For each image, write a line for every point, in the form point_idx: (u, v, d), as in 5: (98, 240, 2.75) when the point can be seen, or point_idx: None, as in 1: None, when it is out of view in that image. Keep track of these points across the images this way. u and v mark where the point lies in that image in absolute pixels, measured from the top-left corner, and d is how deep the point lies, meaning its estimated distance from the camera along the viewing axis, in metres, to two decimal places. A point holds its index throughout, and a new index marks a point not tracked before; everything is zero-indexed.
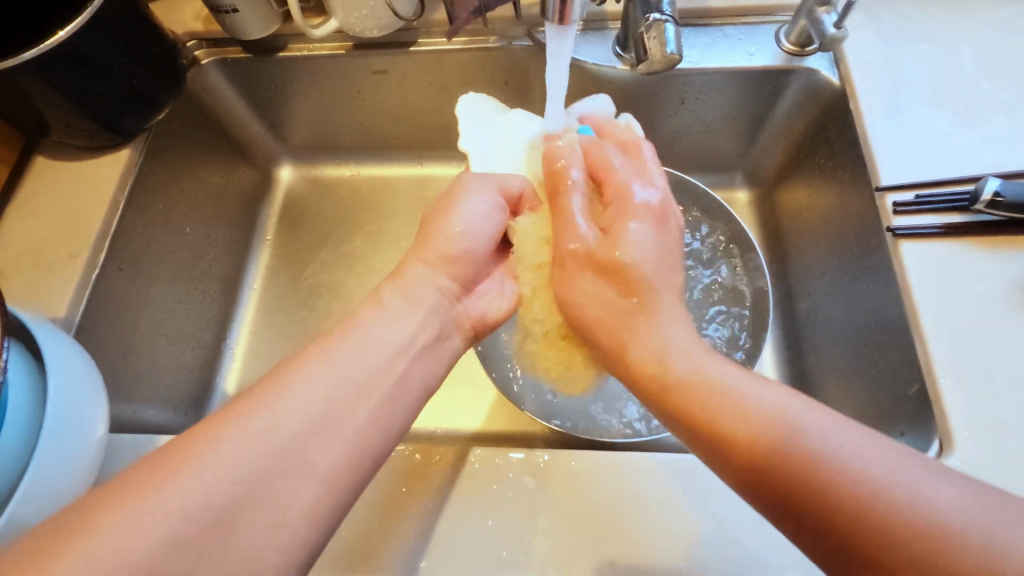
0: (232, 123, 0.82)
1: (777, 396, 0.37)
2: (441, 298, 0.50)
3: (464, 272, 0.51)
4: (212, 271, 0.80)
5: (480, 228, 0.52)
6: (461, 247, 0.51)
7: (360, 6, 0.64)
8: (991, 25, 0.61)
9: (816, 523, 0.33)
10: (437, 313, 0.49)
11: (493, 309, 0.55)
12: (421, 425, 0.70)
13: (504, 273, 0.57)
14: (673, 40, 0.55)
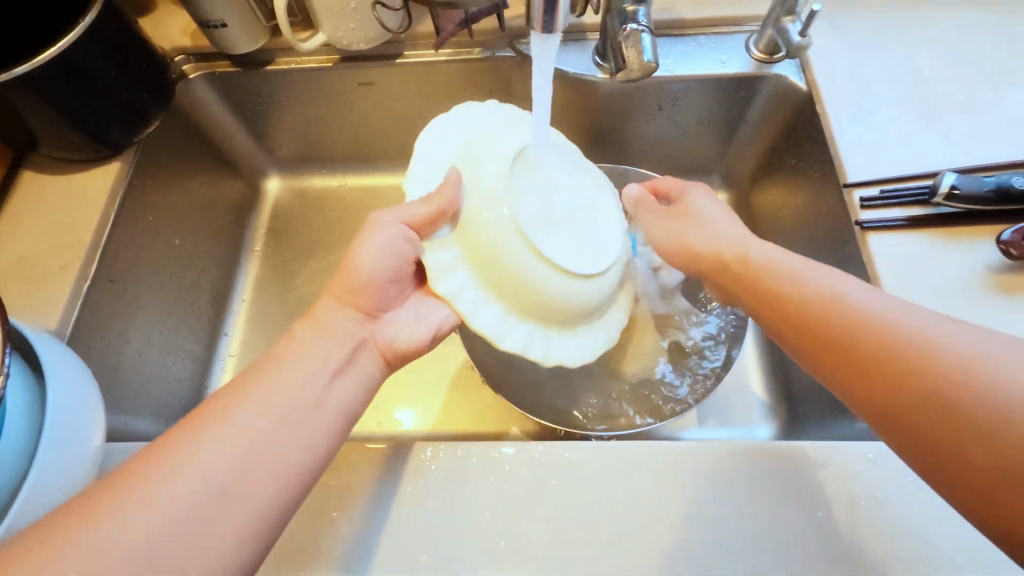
0: (220, 136, 0.82)
1: (879, 294, 0.42)
2: (352, 321, 0.51)
3: (365, 301, 0.52)
4: (201, 283, 0.80)
5: (377, 266, 0.51)
6: (360, 281, 0.51)
7: (348, 19, 0.66)
8: (944, 32, 0.65)
9: (902, 402, 0.37)
10: (353, 335, 0.50)
11: (404, 338, 0.54)
12: (419, 427, 0.72)
13: (423, 303, 0.56)
14: (649, 49, 0.58)
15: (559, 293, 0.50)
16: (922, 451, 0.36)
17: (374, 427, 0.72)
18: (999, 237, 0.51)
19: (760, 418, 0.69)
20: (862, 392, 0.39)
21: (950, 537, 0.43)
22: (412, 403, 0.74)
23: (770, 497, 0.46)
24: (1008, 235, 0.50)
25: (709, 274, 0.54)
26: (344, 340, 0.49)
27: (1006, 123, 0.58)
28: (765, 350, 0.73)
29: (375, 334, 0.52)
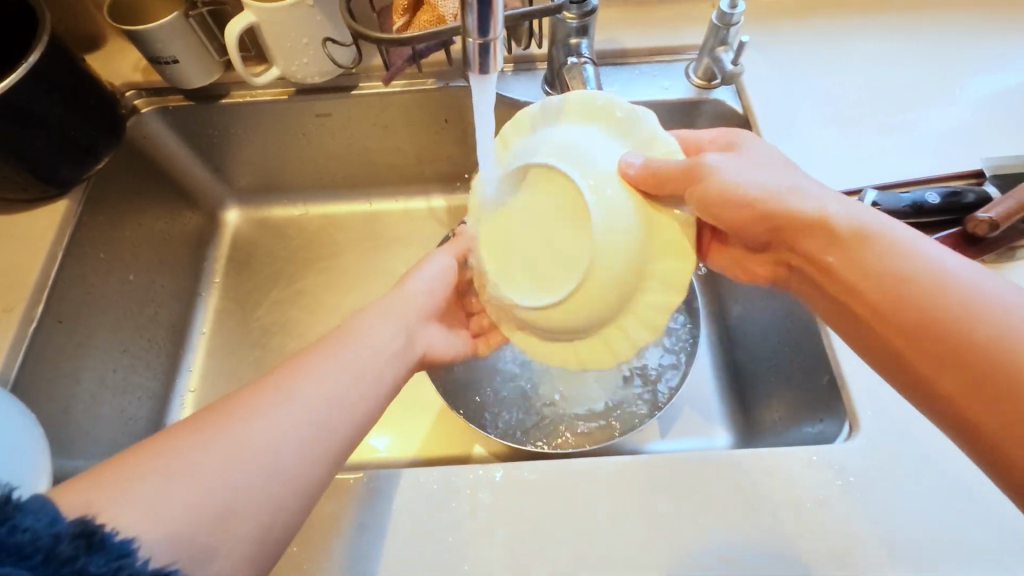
0: (175, 168, 0.82)
1: (935, 248, 0.41)
2: (413, 316, 0.54)
3: (422, 305, 0.55)
4: (158, 317, 0.79)
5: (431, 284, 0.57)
6: (415, 290, 0.56)
7: (300, 54, 0.67)
8: (863, 57, 0.71)
9: (942, 367, 0.39)
10: (407, 328, 0.53)
11: (433, 348, 0.56)
12: (388, 454, 0.72)
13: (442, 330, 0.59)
14: (592, 79, 0.61)
15: (543, 314, 0.49)
16: (966, 417, 0.38)
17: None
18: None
19: (720, 427, 0.71)
20: (913, 358, 0.40)
21: (890, 533, 0.46)
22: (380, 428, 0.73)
23: (724, 506, 0.47)
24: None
25: (758, 231, 0.50)
26: (399, 335, 0.52)
27: (921, 141, 0.63)
28: (721, 361, 0.75)
29: (428, 337, 0.56)
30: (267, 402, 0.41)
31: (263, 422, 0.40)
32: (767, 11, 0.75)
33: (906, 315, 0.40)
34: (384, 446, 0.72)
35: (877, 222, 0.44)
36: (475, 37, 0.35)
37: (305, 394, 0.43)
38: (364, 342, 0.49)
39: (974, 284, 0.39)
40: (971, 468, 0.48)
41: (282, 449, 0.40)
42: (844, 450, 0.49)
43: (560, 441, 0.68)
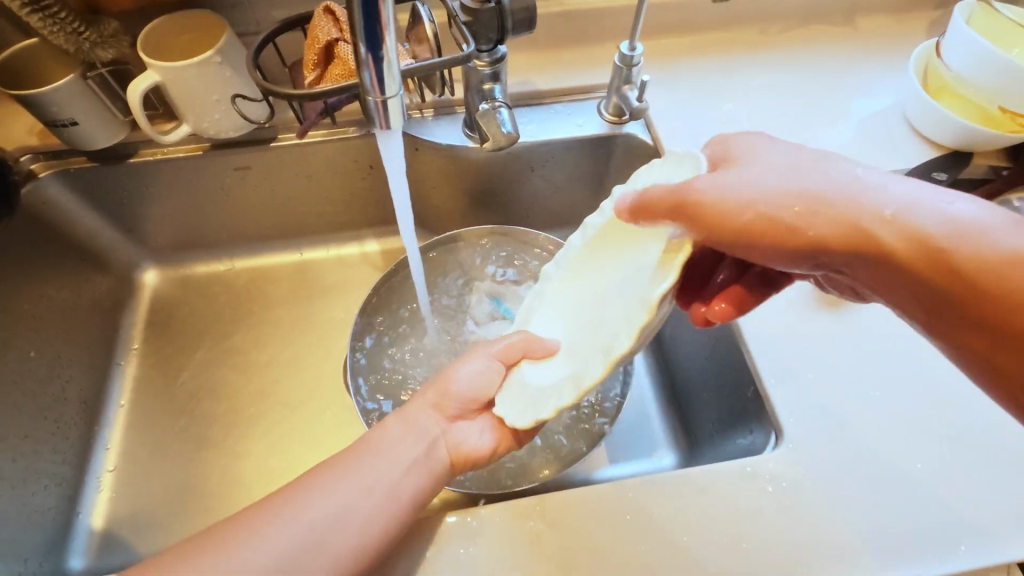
0: (82, 233, 0.77)
1: (875, 195, 0.42)
2: (430, 420, 0.52)
3: (452, 405, 0.53)
4: (68, 394, 0.73)
5: (470, 378, 0.53)
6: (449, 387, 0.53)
7: (211, 110, 0.66)
8: (754, 88, 0.77)
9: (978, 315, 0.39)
10: (424, 434, 0.51)
11: (471, 443, 0.53)
12: None
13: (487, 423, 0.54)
14: (507, 121, 0.64)
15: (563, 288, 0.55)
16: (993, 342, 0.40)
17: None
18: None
19: (664, 446, 0.73)
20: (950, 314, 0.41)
21: (820, 533, 0.48)
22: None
23: (666, 528, 0.48)
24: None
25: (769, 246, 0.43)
26: (417, 441, 0.50)
27: None
28: (660, 381, 0.78)
29: (451, 439, 0.52)
30: (331, 479, 0.45)
31: (320, 503, 0.43)
32: (666, 50, 0.81)
33: (921, 268, 0.40)
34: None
35: (829, 191, 0.42)
36: (376, 95, 0.37)
37: (369, 472, 0.46)
38: (404, 438, 0.50)
39: (921, 216, 0.41)
40: (886, 462, 0.51)
41: (343, 525, 0.43)
42: (773, 458, 0.51)
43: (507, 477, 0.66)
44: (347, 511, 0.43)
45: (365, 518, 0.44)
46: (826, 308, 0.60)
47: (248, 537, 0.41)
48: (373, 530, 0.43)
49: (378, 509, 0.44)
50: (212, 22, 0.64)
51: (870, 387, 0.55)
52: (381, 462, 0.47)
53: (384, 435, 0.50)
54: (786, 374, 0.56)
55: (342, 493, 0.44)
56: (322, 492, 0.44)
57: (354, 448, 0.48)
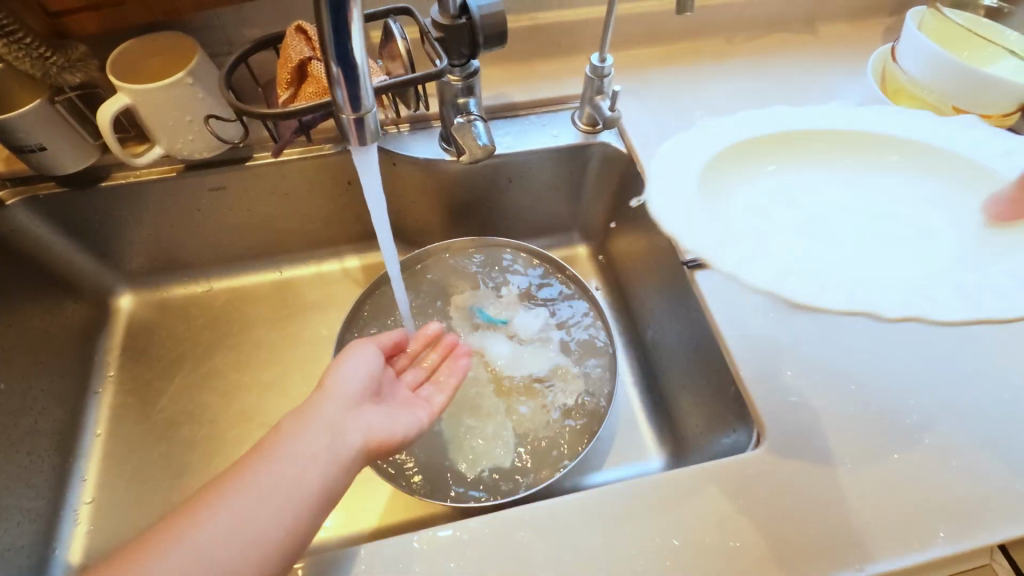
0: (53, 259, 0.75)
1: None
2: (336, 409, 0.49)
3: (352, 400, 0.51)
4: (40, 427, 0.71)
5: (364, 366, 0.53)
6: (338, 383, 0.51)
7: (184, 132, 0.65)
8: (722, 95, 0.80)
9: None
10: (329, 424, 0.47)
11: (390, 429, 0.51)
12: (329, 533, 0.68)
13: (398, 410, 0.53)
14: (484, 134, 0.65)
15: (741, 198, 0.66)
16: None
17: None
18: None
19: (653, 449, 0.74)
20: None
21: (802, 527, 0.49)
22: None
23: (655, 529, 0.49)
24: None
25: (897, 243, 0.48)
26: (324, 432, 0.47)
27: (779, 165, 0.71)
28: (644, 384, 0.78)
29: (364, 423, 0.49)
30: (225, 489, 0.43)
31: (218, 515, 0.41)
32: (635, 61, 0.83)
33: None
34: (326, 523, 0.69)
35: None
36: (348, 112, 0.37)
37: (267, 476, 0.44)
38: (311, 432, 0.46)
39: None
40: (866, 454, 0.52)
41: (241, 532, 0.41)
42: (756, 456, 0.52)
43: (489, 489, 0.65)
44: (245, 520, 0.41)
45: (266, 521, 0.42)
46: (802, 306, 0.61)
47: (140, 561, 0.39)
48: (277, 533, 0.42)
49: (281, 510, 0.43)
50: (183, 44, 0.64)
51: (849, 381, 0.56)
52: (282, 462, 0.45)
53: (282, 437, 0.46)
54: (767, 372, 0.57)
55: (238, 501, 0.42)
56: (218, 505, 0.42)
57: (251, 455, 0.45)
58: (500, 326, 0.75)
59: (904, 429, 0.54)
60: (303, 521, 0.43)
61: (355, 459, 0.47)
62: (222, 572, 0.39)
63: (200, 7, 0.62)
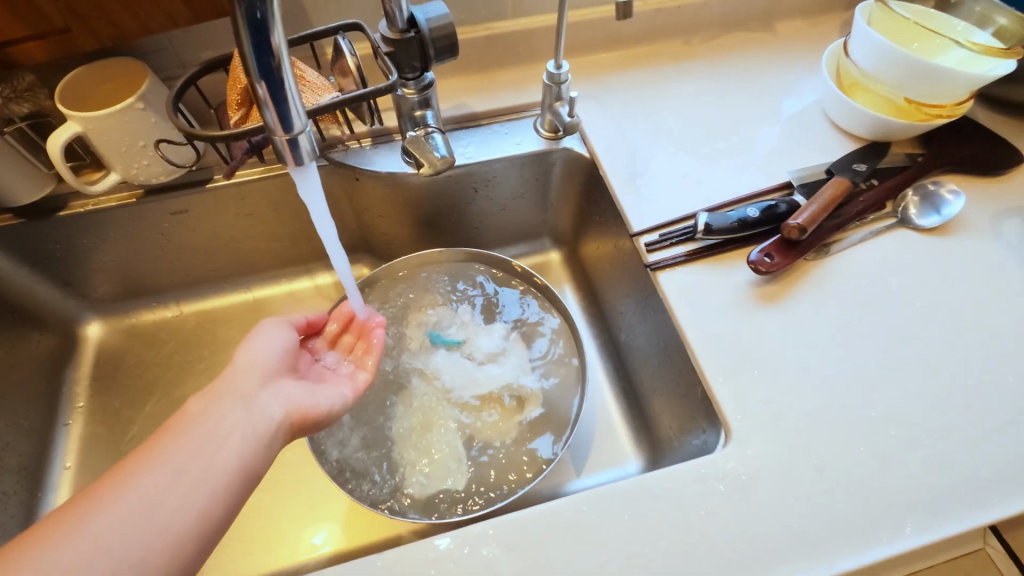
0: (13, 292, 0.74)
1: None
2: (251, 383, 0.50)
3: (266, 374, 0.52)
4: (6, 463, 0.70)
5: (272, 346, 0.55)
6: (251, 359, 0.52)
7: (139, 157, 0.65)
8: (682, 96, 0.80)
9: None
10: (244, 398, 0.49)
11: (313, 402, 0.53)
12: (336, 547, 0.68)
13: (318, 384, 0.56)
14: (442, 147, 0.65)
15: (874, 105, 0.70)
16: None
17: (272, 564, 0.67)
18: (749, 259, 0.61)
19: (630, 454, 0.73)
20: None
21: (771, 525, 0.49)
22: (315, 523, 0.70)
23: (624, 535, 0.48)
24: (754, 255, 0.61)
25: None
26: (238, 407, 0.48)
27: (739, 162, 0.72)
28: (620, 387, 0.78)
29: (283, 395, 0.51)
30: (131, 475, 0.42)
31: (111, 508, 0.40)
32: (594, 66, 0.84)
33: None
34: (325, 541, 0.68)
35: None
36: (280, 133, 0.37)
37: (175, 459, 0.44)
38: (223, 407, 0.48)
39: None
40: (833, 449, 0.52)
41: (150, 515, 0.41)
42: (724, 457, 0.52)
43: (466, 504, 0.65)
44: (153, 504, 0.41)
45: (176, 503, 0.42)
46: (765, 303, 0.61)
47: (39, 553, 0.38)
48: (188, 515, 0.42)
49: (192, 492, 0.43)
50: (133, 69, 0.64)
51: (815, 376, 0.56)
52: (193, 441, 0.45)
53: (193, 416, 0.47)
54: (732, 371, 0.57)
55: (145, 486, 0.42)
56: (126, 492, 0.41)
57: (159, 437, 0.45)
58: (452, 346, 0.74)
59: (870, 421, 0.54)
60: (219, 502, 0.44)
61: (278, 431, 0.50)
62: (130, 558, 0.39)
63: (148, 32, 0.62)
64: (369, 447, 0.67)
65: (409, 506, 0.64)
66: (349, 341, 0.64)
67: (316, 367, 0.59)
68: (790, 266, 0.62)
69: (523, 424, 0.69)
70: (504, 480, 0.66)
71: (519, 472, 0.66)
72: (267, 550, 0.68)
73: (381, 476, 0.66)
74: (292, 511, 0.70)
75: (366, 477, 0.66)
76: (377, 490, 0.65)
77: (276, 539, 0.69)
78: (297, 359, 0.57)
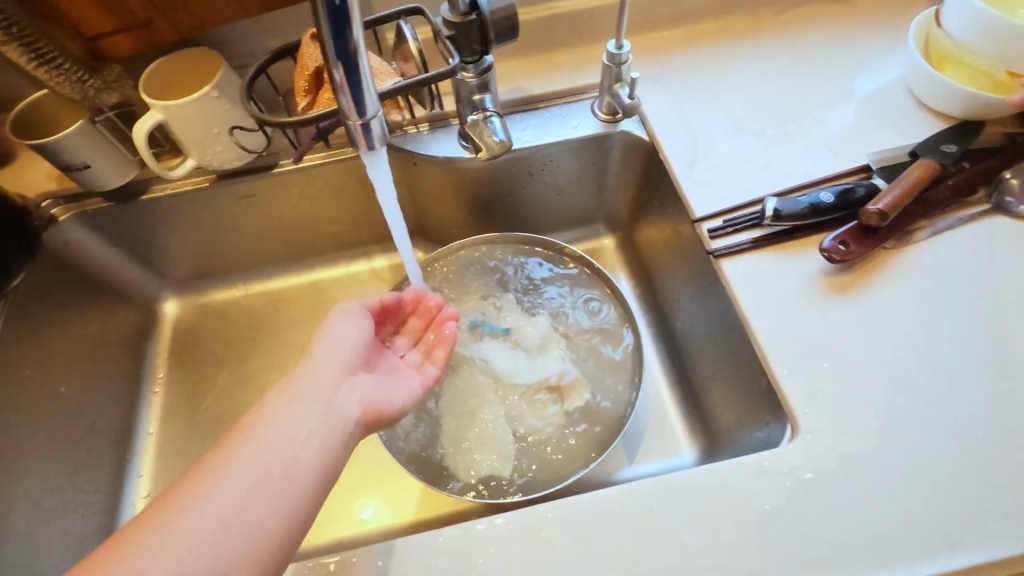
0: (103, 270, 0.80)
1: None
2: (331, 378, 0.51)
3: (346, 367, 0.53)
4: (100, 426, 0.76)
5: (350, 336, 0.55)
6: (330, 350, 0.53)
7: (213, 143, 0.68)
8: (748, 75, 0.76)
9: None
10: (325, 394, 0.50)
11: (385, 401, 0.55)
12: (393, 520, 0.71)
13: (389, 380, 0.57)
14: (501, 130, 0.65)
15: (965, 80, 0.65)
16: None
17: (336, 534, 0.70)
18: (821, 247, 0.58)
19: (684, 444, 0.72)
20: None
21: (841, 524, 0.47)
22: (363, 498, 0.72)
23: (680, 527, 0.48)
24: (828, 243, 0.58)
25: None
26: (320, 405, 0.48)
27: (810, 145, 0.68)
28: (673, 376, 0.77)
29: (359, 394, 0.52)
30: (217, 478, 0.42)
31: (207, 505, 0.41)
32: (655, 46, 0.81)
33: None
34: (373, 515, 0.71)
35: None
36: (354, 117, 0.37)
37: (260, 461, 0.44)
38: (306, 405, 0.48)
39: None
40: (908, 449, 0.50)
41: (237, 521, 0.41)
42: (792, 452, 0.50)
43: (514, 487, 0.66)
44: (238, 509, 0.41)
45: (261, 509, 0.42)
46: (836, 293, 0.57)
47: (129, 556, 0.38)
48: (274, 520, 0.42)
49: (275, 498, 0.43)
50: (207, 59, 0.66)
51: (890, 369, 0.53)
52: (277, 442, 0.45)
53: (275, 415, 0.47)
54: (800, 363, 0.54)
55: (229, 490, 0.42)
56: (209, 496, 0.42)
57: (242, 436, 0.45)
58: (497, 335, 0.74)
59: (953, 422, 0.50)
60: (304, 505, 0.44)
61: (356, 427, 0.50)
62: (223, 561, 0.39)
63: (221, 22, 0.64)
64: (422, 424, 0.68)
65: (458, 485, 0.66)
66: (417, 327, 0.66)
67: (385, 357, 0.60)
68: (867, 256, 0.58)
69: (563, 416, 0.69)
70: (552, 465, 0.67)
71: (567, 458, 0.67)
72: (317, 526, 0.71)
73: (433, 454, 0.67)
74: (340, 487, 0.73)
75: (419, 454, 0.67)
76: (427, 466, 0.67)
77: (325, 514, 0.71)
78: (370, 346, 0.58)
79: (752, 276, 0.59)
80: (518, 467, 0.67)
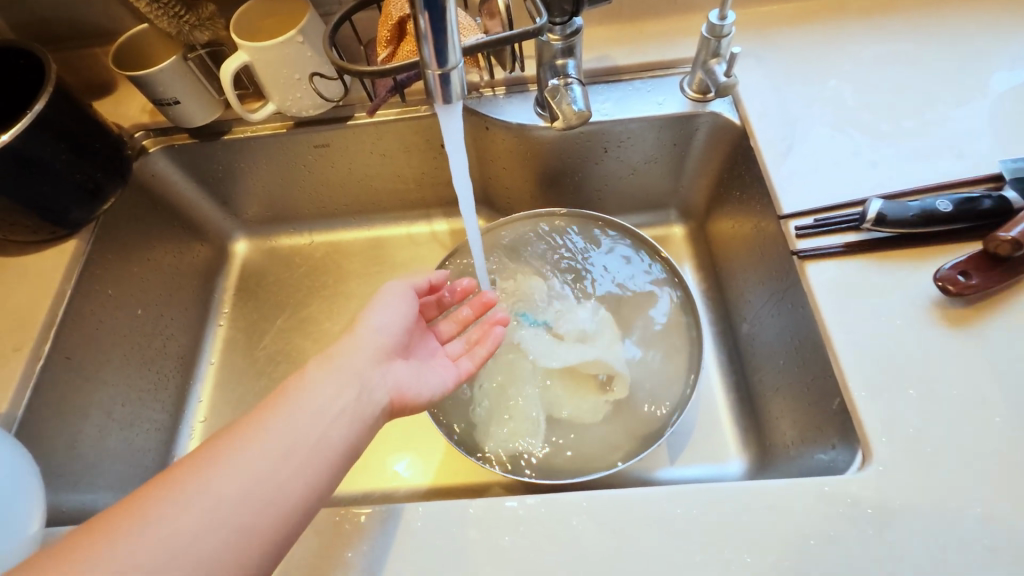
0: (184, 203, 0.84)
1: None
2: (367, 359, 0.49)
3: (382, 351, 0.51)
4: (169, 349, 0.81)
5: (393, 320, 0.54)
6: (371, 330, 0.52)
7: (294, 89, 0.69)
8: (864, 61, 0.68)
9: None
10: (359, 376, 0.48)
11: (416, 390, 0.52)
12: (425, 481, 0.72)
13: (426, 368, 0.55)
14: (580, 99, 0.61)
15: None
16: None
17: (369, 485, 0.72)
18: (935, 274, 0.52)
19: (732, 453, 0.68)
20: None
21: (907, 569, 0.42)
22: (400, 452, 0.74)
23: (721, 538, 0.45)
24: (944, 271, 0.51)
25: None
26: (352, 387, 0.47)
27: (928, 146, 0.60)
28: (731, 379, 0.72)
29: (392, 378, 0.51)
30: (224, 458, 0.41)
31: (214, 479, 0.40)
32: (761, 21, 0.74)
33: None
34: (405, 471, 0.72)
35: None
36: (434, 68, 0.36)
37: (265, 449, 0.42)
38: (337, 385, 0.46)
39: None
40: (1003, 501, 0.44)
41: (244, 508, 0.39)
42: (858, 481, 0.46)
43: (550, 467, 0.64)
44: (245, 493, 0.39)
45: (268, 497, 0.40)
46: (934, 313, 0.51)
47: (122, 541, 0.36)
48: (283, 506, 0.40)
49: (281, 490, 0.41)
50: (295, 3, 0.66)
51: (992, 409, 0.47)
52: (295, 426, 0.43)
53: (302, 389, 0.45)
54: (881, 388, 0.49)
55: (233, 477, 0.40)
56: None
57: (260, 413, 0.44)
58: (537, 327, 0.70)
59: None
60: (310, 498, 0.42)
61: (382, 412, 0.49)
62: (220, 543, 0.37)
63: None
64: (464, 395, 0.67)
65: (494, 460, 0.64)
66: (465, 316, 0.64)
67: (428, 342, 0.59)
68: (993, 289, 0.51)
69: (608, 405, 0.67)
70: (593, 453, 0.65)
71: (608, 453, 0.64)
72: (354, 467, 0.73)
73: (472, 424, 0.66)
74: (379, 440, 0.74)
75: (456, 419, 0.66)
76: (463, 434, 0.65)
77: (360, 461, 0.73)
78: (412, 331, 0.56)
79: (839, 282, 0.54)
80: (556, 450, 0.65)
